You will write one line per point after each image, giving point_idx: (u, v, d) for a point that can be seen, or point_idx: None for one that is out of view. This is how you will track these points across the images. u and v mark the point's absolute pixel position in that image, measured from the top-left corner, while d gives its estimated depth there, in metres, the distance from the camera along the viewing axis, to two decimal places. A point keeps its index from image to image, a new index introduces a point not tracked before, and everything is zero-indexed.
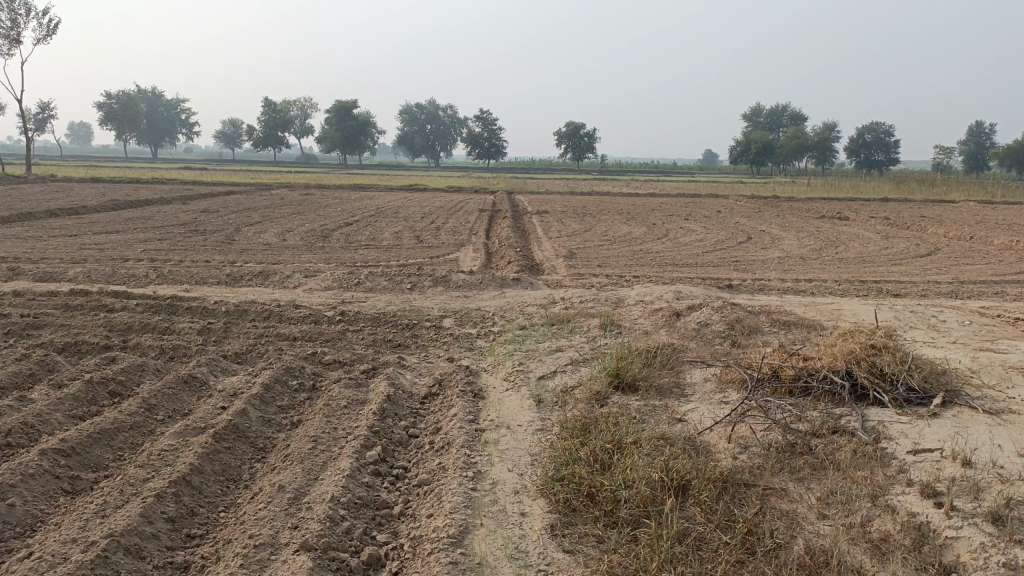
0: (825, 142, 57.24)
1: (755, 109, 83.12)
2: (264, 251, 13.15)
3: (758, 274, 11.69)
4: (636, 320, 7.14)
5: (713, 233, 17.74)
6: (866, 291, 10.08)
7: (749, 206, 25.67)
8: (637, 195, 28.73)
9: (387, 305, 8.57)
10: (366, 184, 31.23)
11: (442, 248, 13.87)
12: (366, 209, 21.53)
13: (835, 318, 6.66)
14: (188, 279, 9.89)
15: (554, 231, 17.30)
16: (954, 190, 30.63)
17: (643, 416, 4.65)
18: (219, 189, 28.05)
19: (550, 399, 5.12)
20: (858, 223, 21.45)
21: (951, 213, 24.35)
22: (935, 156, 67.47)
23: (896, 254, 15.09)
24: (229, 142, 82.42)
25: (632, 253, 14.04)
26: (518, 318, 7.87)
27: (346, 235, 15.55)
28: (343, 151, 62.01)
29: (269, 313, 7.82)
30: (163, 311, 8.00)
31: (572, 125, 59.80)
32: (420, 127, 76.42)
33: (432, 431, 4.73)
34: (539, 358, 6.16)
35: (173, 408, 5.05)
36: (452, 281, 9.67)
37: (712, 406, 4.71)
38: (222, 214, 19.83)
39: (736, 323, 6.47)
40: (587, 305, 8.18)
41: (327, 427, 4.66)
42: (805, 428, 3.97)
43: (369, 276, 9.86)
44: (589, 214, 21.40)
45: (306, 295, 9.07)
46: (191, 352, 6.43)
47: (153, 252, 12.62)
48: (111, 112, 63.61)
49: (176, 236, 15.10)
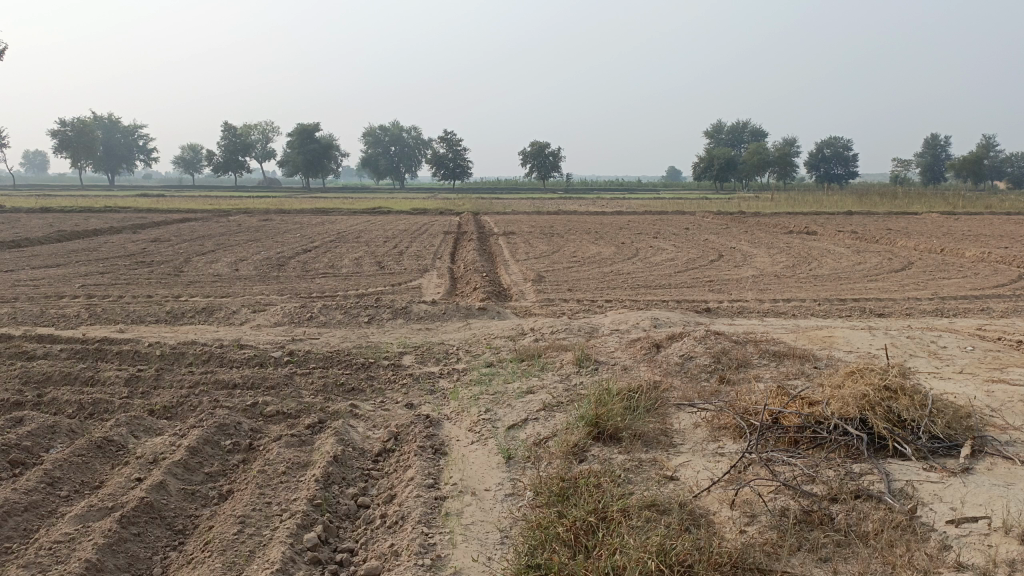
0: (785, 157, 57.77)
1: (716, 127, 83.97)
2: (213, 282, 12.39)
3: (734, 295, 11.19)
4: (613, 353, 6.54)
5: (683, 252, 17.29)
6: (849, 311, 9.62)
7: (716, 222, 25.48)
8: (604, 214, 28.36)
9: (341, 342, 7.88)
10: (327, 207, 30.46)
11: (404, 274, 13.21)
12: (326, 234, 20.78)
13: (828, 347, 6.13)
14: (125, 318, 9.10)
15: (521, 253, 16.76)
16: (916, 202, 30.77)
17: (627, 474, 4.03)
18: (174, 216, 27.09)
19: (520, 455, 4.47)
20: (826, 238, 21.21)
21: (916, 225, 24.27)
22: (891, 169, 68.52)
23: (870, 269, 14.74)
24: (189, 168, 80.71)
25: (603, 275, 13.50)
26: (484, 353, 7.22)
27: (303, 264, 14.80)
28: (304, 174, 61.04)
29: (209, 356, 7.10)
30: (90, 358, 7.21)
31: (537, 144, 59.70)
32: (384, 149, 75.69)
33: (384, 500, 4.06)
34: (508, 402, 5.51)
35: (80, 481, 4.31)
36: (413, 312, 9.00)
37: (706, 459, 4.12)
38: (174, 243, 18.94)
39: (722, 355, 5.90)
40: (558, 336, 7.56)
41: (258, 501, 3.96)
42: (820, 491, 3.38)
43: (323, 309, 9.15)
44: (556, 234, 20.94)
45: (252, 333, 8.34)
46: (113, 408, 5.69)
47: (92, 287, 11.77)
48: (66, 138, 61.76)
49: (121, 269, 14.22)
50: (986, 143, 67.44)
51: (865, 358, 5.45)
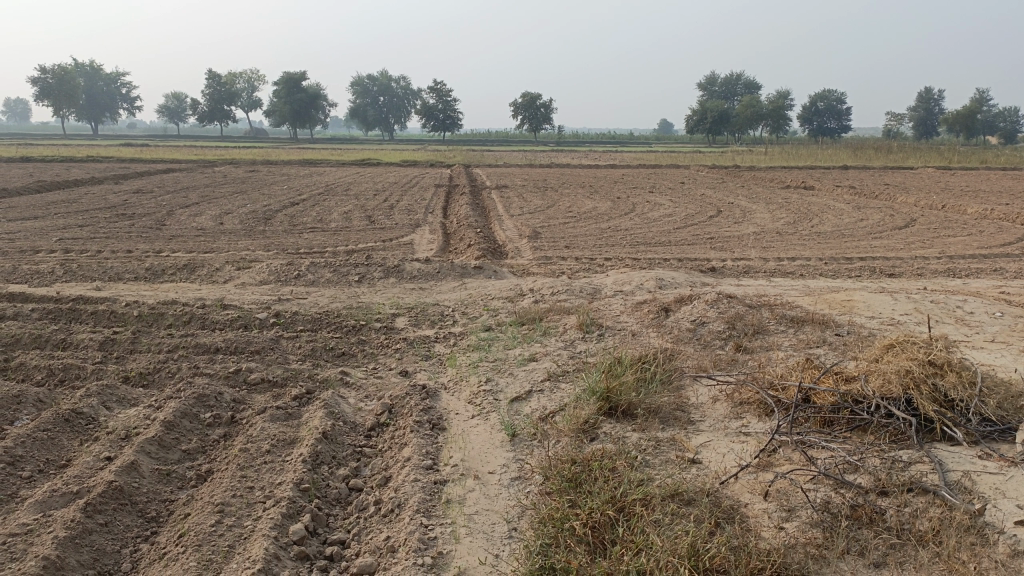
0: (779, 110, 56.97)
1: (710, 79, 82.79)
2: (196, 237, 11.90)
3: (737, 253, 10.84)
4: (619, 317, 6.17)
5: (681, 207, 16.86)
6: (858, 271, 9.26)
7: (712, 176, 24.98)
8: (598, 167, 27.78)
9: (330, 302, 7.47)
10: (315, 158, 29.72)
11: (396, 229, 12.74)
12: (314, 186, 20.18)
13: (848, 313, 5.77)
14: (102, 275, 8.64)
15: (515, 207, 16.29)
16: (912, 156, 30.34)
17: (645, 456, 3.69)
18: (157, 167, 26.35)
19: (526, 431, 4.11)
20: (824, 194, 20.78)
21: (914, 180, 23.83)
22: (886, 124, 67.84)
23: (873, 226, 14.38)
24: (173, 117, 78.86)
25: (600, 231, 13.09)
26: (481, 316, 6.83)
27: (290, 217, 14.28)
28: (292, 124, 59.74)
29: (190, 317, 6.69)
30: (63, 319, 6.77)
31: (528, 95, 58.56)
32: (372, 99, 74.15)
33: (379, 483, 3.71)
34: (510, 371, 5.14)
35: (45, 460, 3.93)
36: (406, 271, 8.57)
37: (730, 439, 3.78)
38: (156, 195, 18.33)
39: (737, 321, 5.53)
40: (559, 298, 7.17)
41: (239, 486, 3.60)
42: (865, 483, 3.05)
43: (310, 266, 8.70)
44: (550, 187, 20.47)
45: (236, 291, 7.92)
46: (85, 375, 5.29)
47: (70, 241, 11.25)
48: (46, 86, 59.97)
49: (100, 222, 13.66)
50: (981, 98, 66.76)
51: (893, 331, 5.10)
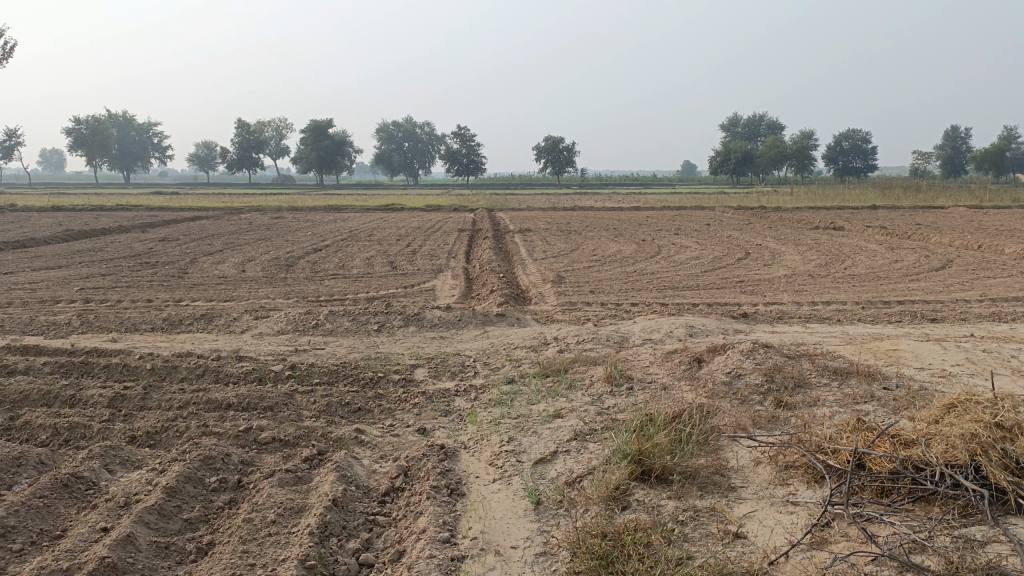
0: (803, 150, 56.65)
1: (732, 121, 83.06)
2: (217, 285, 11.79)
3: (768, 297, 10.49)
4: (648, 368, 5.86)
5: (707, 249, 16.54)
6: (898, 316, 8.88)
7: (738, 218, 24.69)
8: (621, 210, 27.62)
9: (349, 353, 7.24)
10: (339, 204, 29.92)
11: (417, 275, 12.58)
12: (337, 232, 20.18)
13: (895, 364, 5.43)
14: (119, 326, 8.51)
15: (538, 251, 16.11)
16: (941, 195, 29.85)
17: (683, 529, 3.35)
18: (184, 215, 26.64)
19: (551, 499, 3.80)
20: (854, 234, 20.35)
21: (946, 220, 23.33)
22: (912, 163, 67.23)
23: (908, 267, 13.96)
24: (203, 166, 80.28)
25: (626, 275, 12.82)
26: (504, 367, 6.54)
27: (312, 264, 14.18)
28: (319, 171, 60.49)
29: (204, 370, 6.48)
30: (75, 372, 6.59)
31: (550, 139, 58.99)
32: (397, 145, 75.10)
33: (392, 558, 3.41)
34: (534, 429, 4.84)
35: (38, 530, 3.67)
36: (426, 319, 8.33)
37: (776, 510, 3.44)
38: (181, 242, 18.39)
39: (775, 373, 5.20)
40: (586, 347, 6.87)
41: (241, 563, 3.32)
42: (935, 567, 2.71)
43: (328, 315, 8.50)
44: (573, 231, 20.30)
45: (253, 342, 7.72)
46: (90, 435, 5.07)
47: (91, 291, 11.19)
48: (81, 137, 61.50)
49: (124, 270, 13.64)
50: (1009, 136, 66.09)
51: (947, 389, 4.74)
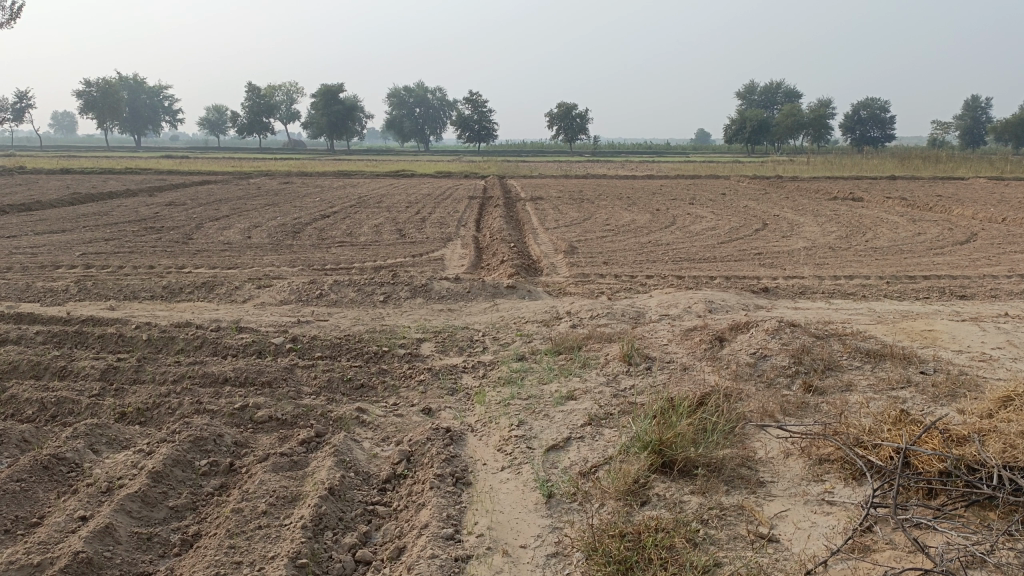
0: (821, 119, 55.59)
1: (749, 88, 81.55)
2: (222, 251, 11.51)
3: (788, 271, 10.13)
4: (666, 347, 5.54)
5: (723, 219, 16.13)
6: (925, 292, 8.50)
7: (754, 187, 24.18)
8: (636, 178, 27.13)
9: (352, 325, 6.95)
10: (350, 170, 29.54)
11: (426, 244, 12.26)
12: (346, 198, 19.83)
13: (931, 347, 5.10)
14: (118, 293, 8.25)
15: (551, 220, 15.74)
16: (962, 166, 29.16)
17: (709, 530, 3.06)
18: (194, 179, 26.36)
19: (564, 491, 3.51)
20: (874, 205, 19.83)
21: (968, 191, 22.73)
22: (930, 132, 66.02)
23: (931, 241, 13.53)
24: (213, 131, 79.76)
25: (640, 245, 12.45)
26: (514, 343, 6.24)
27: (320, 231, 13.87)
28: (329, 137, 59.95)
29: (202, 342, 6.22)
30: (69, 343, 6.34)
31: (563, 105, 58.14)
32: (409, 111, 74.34)
33: (390, 555, 3.14)
34: (546, 412, 4.54)
35: (14, 517, 3.42)
36: (434, 290, 8.03)
37: (810, 510, 3.15)
38: (188, 207, 18.15)
39: (803, 354, 4.88)
40: (599, 323, 6.56)
41: (227, 560, 3.06)
42: None
43: (333, 284, 8.20)
44: (586, 199, 19.87)
45: (254, 313, 7.44)
46: (79, 411, 4.82)
47: (94, 256, 10.94)
48: (91, 99, 60.98)
49: (128, 235, 13.36)
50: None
51: (991, 379, 4.42)
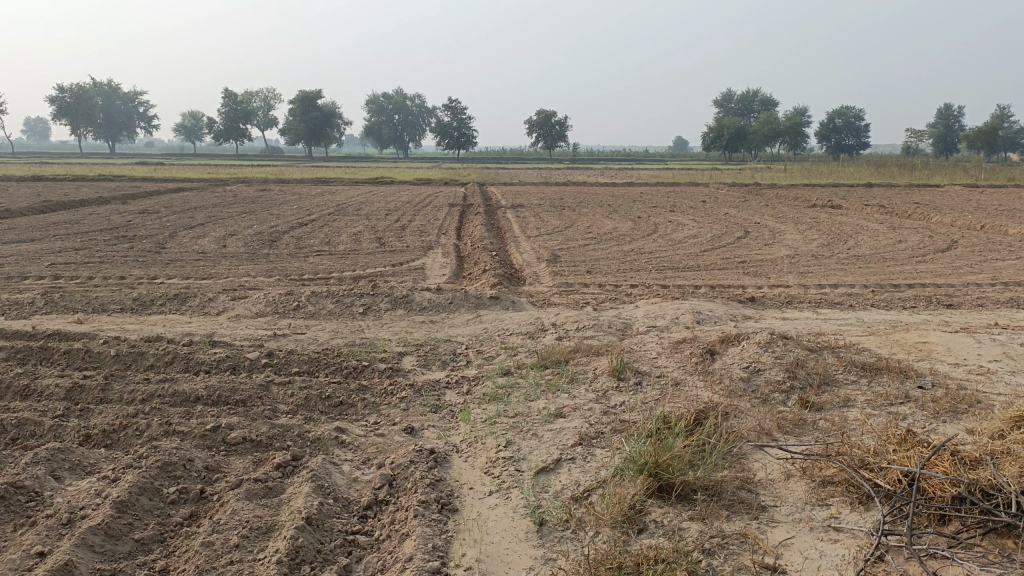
0: (797, 126, 56.01)
1: (726, 95, 82.14)
2: (196, 262, 11.20)
3: (774, 279, 10.03)
4: (656, 360, 5.39)
5: (705, 227, 16.06)
6: (912, 301, 8.43)
7: (734, 195, 24.23)
8: (616, 185, 27.06)
9: (331, 339, 6.72)
10: (329, 177, 29.22)
11: (407, 252, 12.04)
12: (324, 206, 19.56)
13: (927, 360, 4.99)
14: (86, 306, 7.96)
15: (532, 227, 15.58)
16: (937, 173, 29.40)
17: (711, 560, 2.89)
18: (169, 186, 25.91)
19: (556, 518, 3.33)
20: (854, 213, 19.89)
21: (945, 198, 22.87)
22: (905, 140, 66.77)
23: (912, 248, 13.53)
24: (189, 137, 78.89)
25: (624, 254, 12.31)
26: (499, 356, 6.05)
27: (297, 240, 13.60)
28: (307, 143, 59.49)
29: (174, 356, 5.97)
30: (32, 359, 6.06)
31: (542, 113, 58.14)
32: (387, 118, 74.01)
33: None
34: (534, 431, 4.35)
35: None
36: (415, 301, 7.82)
37: (816, 537, 3.00)
38: (162, 215, 17.79)
39: (798, 368, 4.74)
40: (586, 335, 6.39)
41: None
42: None
43: (311, 296, 7.97)
44: (566, 206, 19.75)
45: (229, 326, 7.19)
46: (40, 433, 4.56)
47: (62, 267, 10.61)
48: (64, 105, 59.95)
49: (99, 245, 13.00)
50: (1001, 114, 65.76)
51: (990, 394, 4.30)
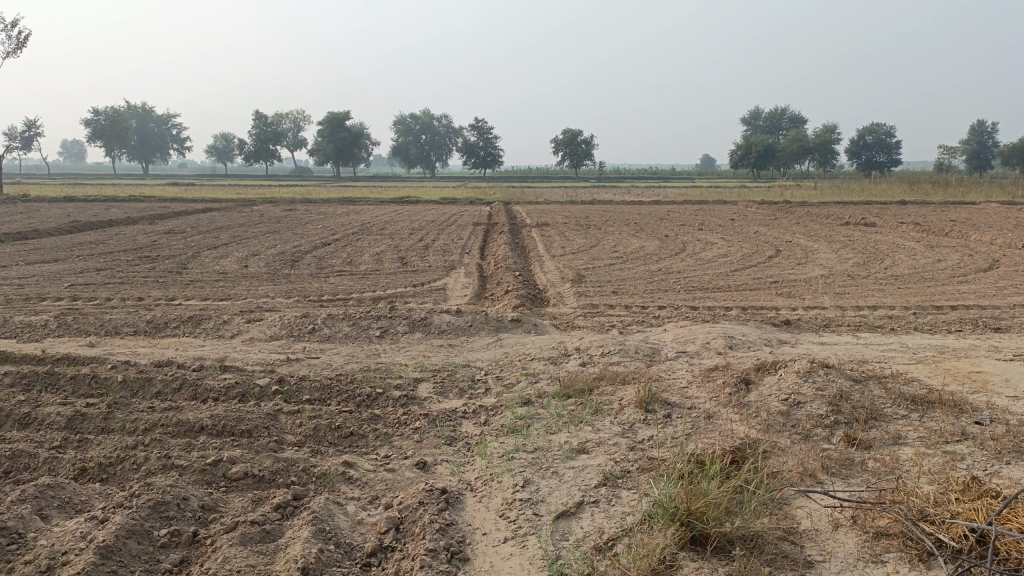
0: (827, 144, 55.23)
1: (754, 113, 81.52)
2: (216, 282, 11.03)
3: (808, 301, 9.61)
4: (687, 390, 5.03)
5: (734, 246, 15.65)
6: (956, 325, 7.97)
7: (763, 212, 23.75)
8: (643, 203, 26.70)
9: (345, 363, 6.45)
10: (354, 196, 29.21)
11: (429, 272, 11.81)
12: (349, 225, 19.44)
13: (983, 392, 4.59)
14: (100, 329, 7.78)
15: (557, 247, 15.28)
16: (973, 190, 28.62)
17: None
18: (197, 206, 26.03)
19: (576, 572, 3.00)
20: (888, 231, 19.33)
21: (983, 216, 22.15)
22: (937, 157, 65.54)
23: (952, 268, 13.00)
24: (220, 158, 79.90)
25: (651, 274, 11.96)
26: (519, 383, 5.73)
27: (319, 260, 13.42)
28: (335, 163, 59.86)
29: (181, 382, 5.73)
30: (37, 385, 5.86)
31: (568, 132, 57.99)
32: (415, 137, 74.40)
33: None
34: (555, 468, 4.02)
35: None
36: (433, 324, 7.54)
37: None
38: (187, 235, 17.75)
39: (841, 401, 4.37)
40: (611, 361, 6.06)
41: None
42: None
43: (326, 318, 7.72)
44: (592, 225, 19.43)
45: (241, 349, 6.96)
46: (34, 465, 4.33)
47: (82, 288, 10.49)
48: (98, 128, 60.95)
49: (120, 265, 12.90)
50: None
51: None
